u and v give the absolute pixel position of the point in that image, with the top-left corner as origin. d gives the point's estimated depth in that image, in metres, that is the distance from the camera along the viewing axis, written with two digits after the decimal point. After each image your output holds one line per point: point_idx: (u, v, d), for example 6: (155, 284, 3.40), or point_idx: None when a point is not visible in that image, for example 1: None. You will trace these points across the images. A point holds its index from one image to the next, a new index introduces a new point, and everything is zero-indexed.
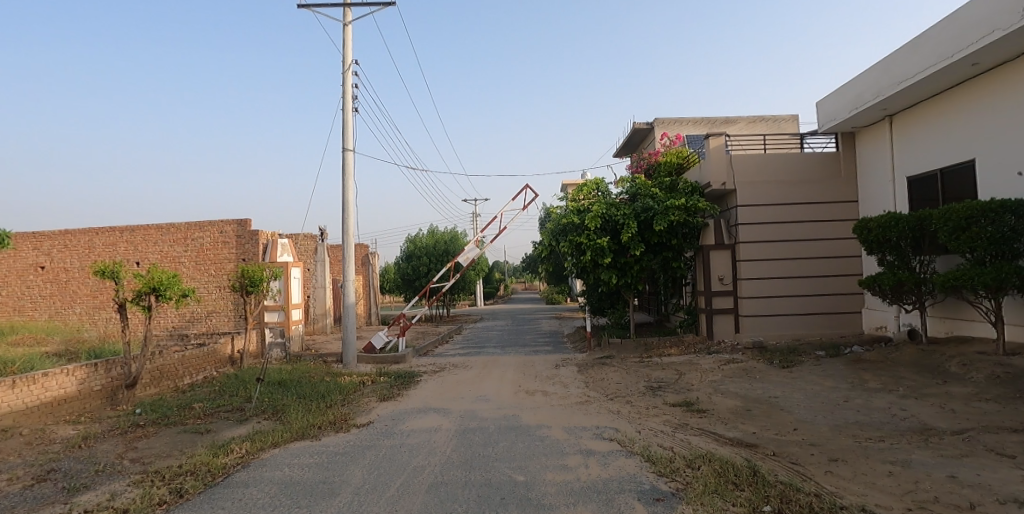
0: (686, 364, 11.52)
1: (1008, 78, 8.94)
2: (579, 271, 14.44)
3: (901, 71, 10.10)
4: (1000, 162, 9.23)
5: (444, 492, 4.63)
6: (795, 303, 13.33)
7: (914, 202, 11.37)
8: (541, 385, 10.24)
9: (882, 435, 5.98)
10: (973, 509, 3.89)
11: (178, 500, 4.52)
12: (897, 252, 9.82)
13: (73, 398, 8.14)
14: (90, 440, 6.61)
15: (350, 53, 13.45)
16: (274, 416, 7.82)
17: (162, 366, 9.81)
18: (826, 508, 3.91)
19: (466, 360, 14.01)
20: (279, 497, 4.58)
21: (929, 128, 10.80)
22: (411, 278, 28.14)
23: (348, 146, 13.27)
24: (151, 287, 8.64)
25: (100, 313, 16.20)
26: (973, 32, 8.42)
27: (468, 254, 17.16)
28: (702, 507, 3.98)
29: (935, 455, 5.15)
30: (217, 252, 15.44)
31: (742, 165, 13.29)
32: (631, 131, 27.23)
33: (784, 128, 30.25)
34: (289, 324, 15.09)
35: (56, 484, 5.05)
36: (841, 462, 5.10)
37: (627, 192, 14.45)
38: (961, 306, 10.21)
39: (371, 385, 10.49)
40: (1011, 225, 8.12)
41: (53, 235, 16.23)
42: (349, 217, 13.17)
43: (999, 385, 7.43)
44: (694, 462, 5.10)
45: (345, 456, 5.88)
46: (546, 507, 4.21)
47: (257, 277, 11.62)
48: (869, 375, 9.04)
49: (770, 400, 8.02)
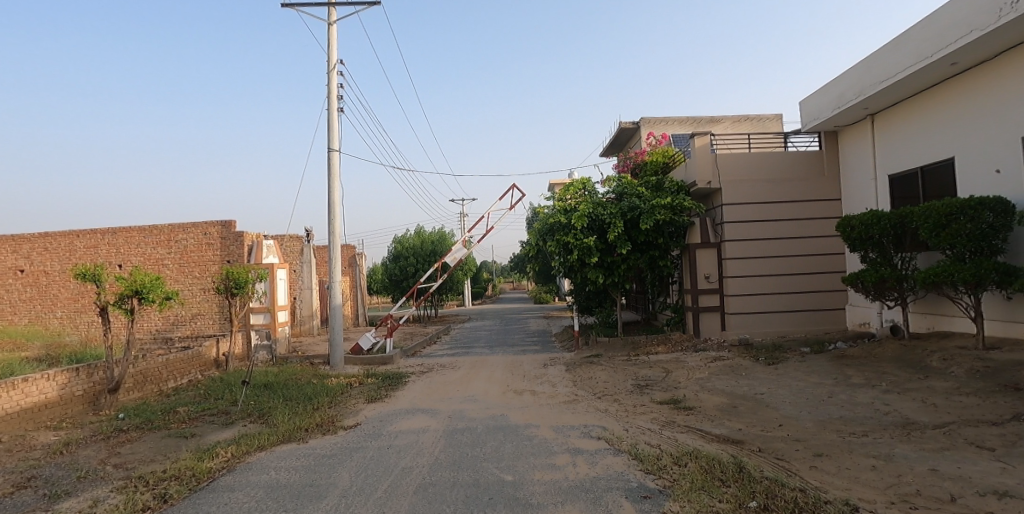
0: (673, 362, 11.61)
1: (987, 77, 9.10)
2: (567, 271, 14.46)
3: (882, 71, 10.27)
4: (979, 160, 9.40)
5: (432, 493, 4.61)
6: (779, 300, 13.48)
7: (895, 200, 11.55)
8: (529, 384, 10.28)
9: (866, 429, 6.08)
10: (954, 501, 3.95)
11: (162, 506, 4.45)
12: (880, 249, 9.96)
13: (54, 403, 8.01)
14: (72, 446, 6.49)
15: (335, 52, 13.38)
16: (261, 419, 7.75)
17: (145, 370, 9.68)
18: (811, 502, 3.96)
19: (455, 360, 13.99)
20: (266, 501, 4.54)
21: (909, 127, 10.96)
22: (399, 279, 28.05)
23: (333, 146, 13.19)
24: (134, 289, 8.50)
25: (81, 316, 15.93)
26: (951, 33, 8.61)
27: (456, 254, 17.10)
28: (689, 503, 4.01)
29: (916, 449, 5.22)
30: (202, 255, 15.25)
31: (727, 165, 13.40)
32: (617, 130, 27.41)
33: (767, 128, 30.71)
34: (276, 325, 14.93)
35: (36, 491, 4.95)
36: (825, 457, 5.16)
37: (613, 192, 14.48)
38: (942, 301, 10.38)
39: (358, 386, 10.45)
40: (989, 221, 8.31)
41: (33, 238, 15.95)
42: (336, 217, 13.08)
43: (979, 379, 7.57)
44: (682, 459, 5.14)
45: (333, 458, 5.83)
46: (534, 506, 4.20)
47: (242, 279, 11.52)
48: (852, 371, 9.17)
49: (756, 396, 8.10)
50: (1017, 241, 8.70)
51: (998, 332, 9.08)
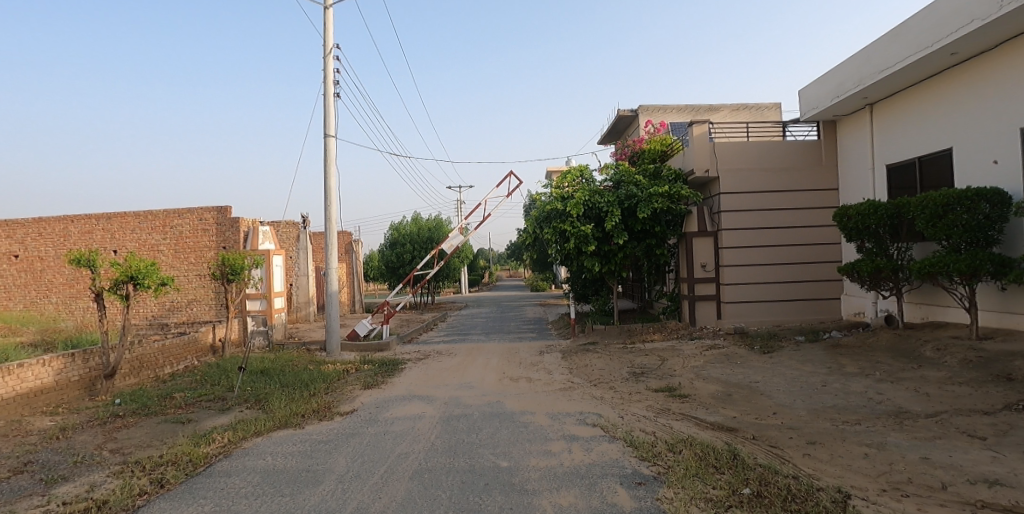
0: (669, 350, 11.63)
1: (986, 68, 9.08)
2: (563, 259, 14.41)
3: (882, 60, 10.22)
4: (977, 152, 9.40)
5: (428, 479, 4.64)
6: (773, 289, 13.51)
7: (892, 190, 11.54)
8: (525, 371, 10.31)
9: (859, 418, 6.13)
10: (946, 489, 4.00)
11: (158, 491, 4.47)
12: (875, 239, 9.97)
13: (50, 388, 8.00)
14: (68, 431, 6.50)
15: (332, 37, 13.23)
16: (257, 405, 7.76)
17: (141, 356, 9.65)
18: (804, 489, 3.99)
19: (452, 347, 14.00)
20: (263, 486, 4.55)
21: (908, 117, 10.93)
22: (395, 266, 28.04)
23: (330, 132, 13.10)
24: (128, 275, 8.43)
25: (76, 302, 15.88)
26: (952, 21, 8.53)
27: (451, 242, 17.04)
28: (683, 490, 4.04)
29: (909, 437, 5.27)
30: (198, 241, 15.16)
31: (724, 153, 13.33)
32: (616, 118, 27.23)
33: (767, 117, 30.59)
34: (271, 312, 15.02)
35: (33, 476, 4.96)
36: (819, 445, 5.20)
37: (611, 180, 14.40)
38: (936, 291, 10.44)
39: (355, 372, 10.46)
40: (985, 213, 8.32)
41: (27, 223, 15.87)
42: (332, 204, 13.02)
43: (972, 369, 7.62)
44: (676, 447, 5.17)
45: (329, 444, 5.84)
46: (529, 493, 4.23)
47: (238, 264, 11.44)
48: (846, 360, 9.23)
49: (750, 385, 8.14)
50: (1013, 232, 8.73)
51: (992, 322, 9.14)
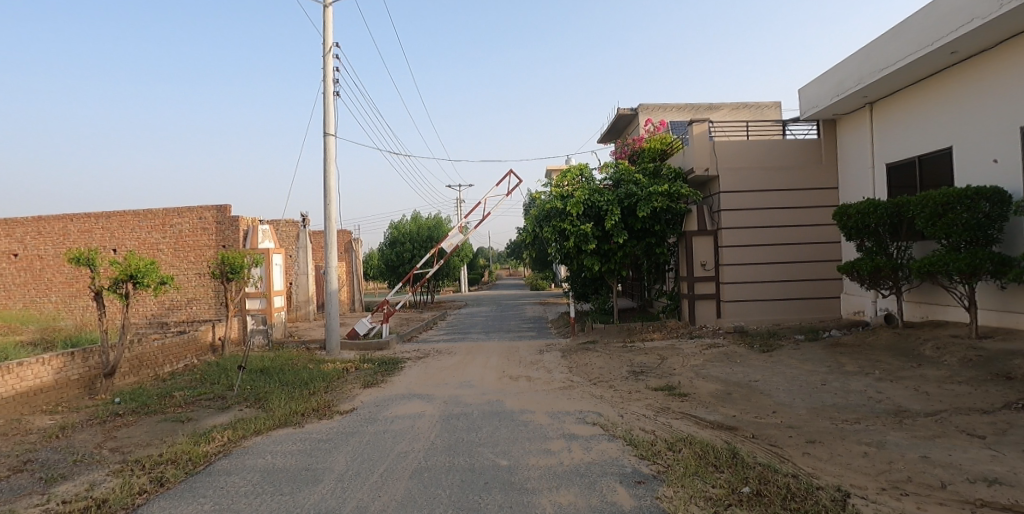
0: (669, 348, 11.64)
1: (986, 66, 9.07)
2: (563, 257, 14.41)
3: (882, 59, 10.20)
4: (976, 152, 9.40)
5: (428, 478, 4.64)
6: (773, 288, 13.52)
7: (892, 188, 11.54)
8: (525, 370, 10.30)
9: (859, 416, 6.13)
10: (945, 488, 4.00)
11: (158, 489, 4.47)
12: (875, 238, 9.97)
13: (50, 387, 8.00)
14: (68, 429, 6.50)
15: (332, 35, 13.21)
16: (257, 404, 7.76)
17: (140, 355, 9.64)
18: (804, 488, 3.99)
19: (452, 346, 14.00)
20: (262, 485, 4.55)
21: (908, 116, 10.93)
22: (394, 265, 28.02)
23: (330, 131, 13.08)
24: (128, 274, 8.42)
25: (76, 301, 15.88)
26: (952, 20, 8.52)
27: (451, 241, 17.02)
28: (683, 489, 4.04)
29: (908, 436, 5.27)
30: (197, 239, 15.15)
31: (724, 152, 13.33)
32: (616, 117, 27.22)
33: (767, 117, 30.60)
34: (271, 310, 14.99)
35: (33, 474, 4.96)
36: (818, 444, 5.20)
37: (611, 179, 14.40)
38: (936, 290, 10.45)
39: (354, 371, 10.45)
40: (985, 212, 8.32)
41: (26, 222, 15.85)
42: (332, 203, 13.00)
43: (971, 368, 7.63)
44: (676, 445, 5.17)
45: (329, 443, 5.84)
46: (529, 491, 4.23)
47: (238, 263, 11.44)
48: (846, 359, 9.23)
49: (749, 384, 8.14)
50: (1013, 231, 8.73)
51: (992, 321, 9.14)
